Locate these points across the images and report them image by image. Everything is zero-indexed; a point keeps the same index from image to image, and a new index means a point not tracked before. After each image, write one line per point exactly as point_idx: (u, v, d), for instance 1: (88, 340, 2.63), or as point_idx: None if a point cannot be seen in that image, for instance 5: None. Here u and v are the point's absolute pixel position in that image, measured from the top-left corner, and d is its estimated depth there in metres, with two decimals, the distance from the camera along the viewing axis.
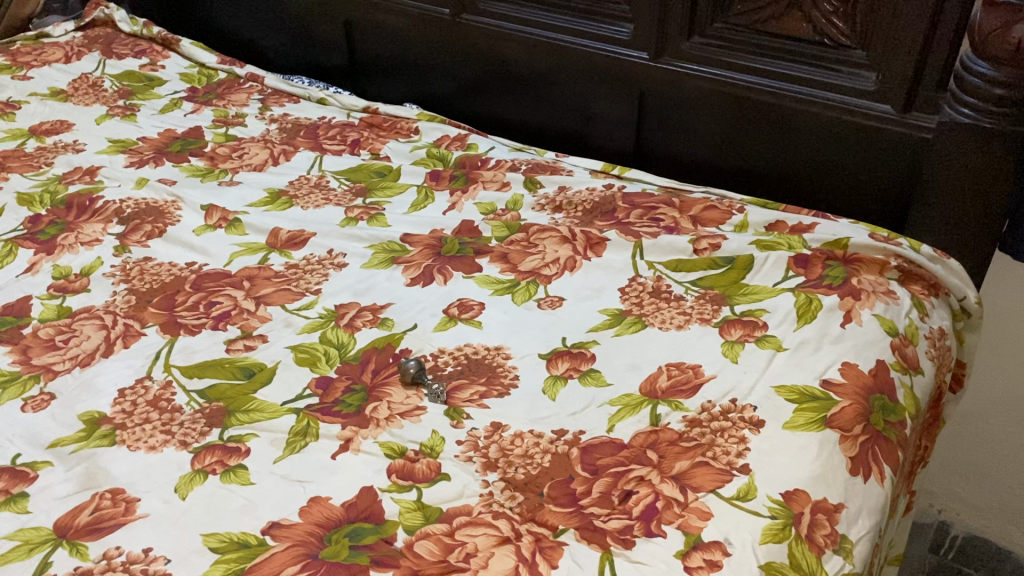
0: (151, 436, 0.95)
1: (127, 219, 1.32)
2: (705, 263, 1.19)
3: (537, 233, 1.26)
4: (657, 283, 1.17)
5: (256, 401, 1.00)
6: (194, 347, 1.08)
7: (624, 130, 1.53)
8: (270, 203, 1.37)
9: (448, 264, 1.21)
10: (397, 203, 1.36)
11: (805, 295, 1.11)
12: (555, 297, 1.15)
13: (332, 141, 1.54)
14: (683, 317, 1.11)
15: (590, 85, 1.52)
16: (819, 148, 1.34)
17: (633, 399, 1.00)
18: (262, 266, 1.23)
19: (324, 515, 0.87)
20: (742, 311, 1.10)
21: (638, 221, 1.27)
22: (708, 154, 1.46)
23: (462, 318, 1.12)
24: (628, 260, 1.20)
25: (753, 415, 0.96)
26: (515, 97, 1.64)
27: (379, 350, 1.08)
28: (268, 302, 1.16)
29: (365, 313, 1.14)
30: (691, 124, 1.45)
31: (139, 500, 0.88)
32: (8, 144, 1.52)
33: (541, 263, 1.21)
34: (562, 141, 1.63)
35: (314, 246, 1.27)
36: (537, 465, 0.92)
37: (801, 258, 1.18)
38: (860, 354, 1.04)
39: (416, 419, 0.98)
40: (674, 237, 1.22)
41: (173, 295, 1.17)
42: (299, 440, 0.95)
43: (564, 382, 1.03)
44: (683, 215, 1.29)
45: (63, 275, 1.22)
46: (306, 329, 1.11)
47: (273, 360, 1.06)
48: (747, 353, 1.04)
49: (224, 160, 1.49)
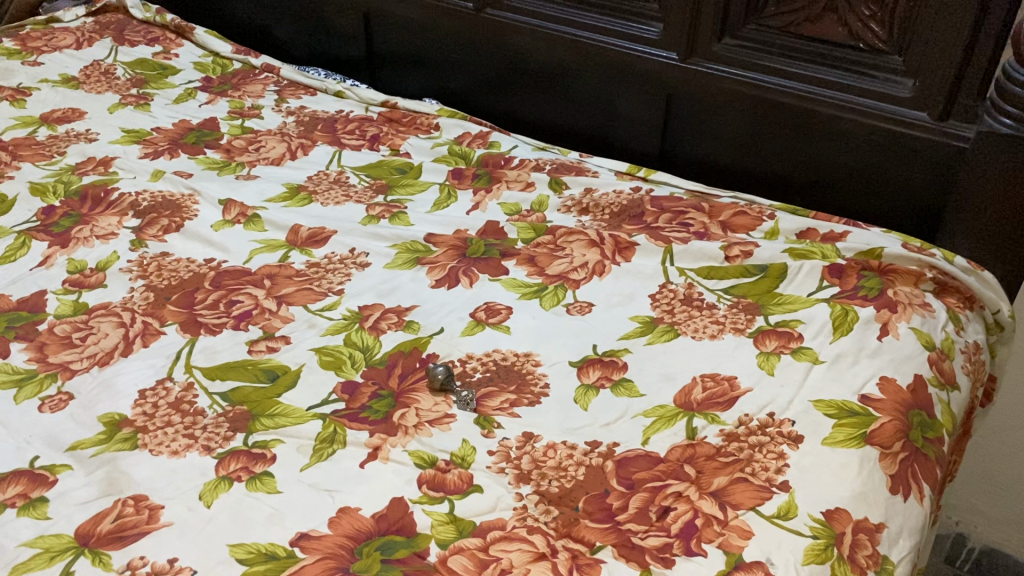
0: (174, 440, 0.93)
1: (144, 212, 1.29)
2: (737, 271, 1.16)
3: (564, 235, 1.23)
4: (689, 290, 1.14)
5: (281, 406, 0.97)
6: (216, 347, 1.05)
7: (648, 130, 1.51)
8: (289, 198, 1.34)
9: (474, 266, 1.19)
10: (419, 202, 1.33)
11: (840, 306, 1.09)
12: (585, 302, 1.13)
13: (351, 136, 1.51)
14: (716, 326, 1.08)
15: (616, 84, 1.50)
16: (851, 156, 1.31)
17: (668, 411, 0.97)
18: (283, 264, 1.20)
19: (354, 527, 0.84)
20: (777, 322, 1.08)
21: (667, 225, 1.24)
22: (735, 158, 1.43)
23: (490, 322, 1.09)
24: (657, 266, 1.18)
25: (791, 430, 0.94)
26: (537, 94, 1.61)
27: (406, 354, 1.05)
28: (290, 301, 1.13)
29: (390, 315, 1.11)
30: (719, 126, 1.43)
31: (162, 507, 0.85)
32: (20, 132, 1.49)
33: (569, 266, 1.18)
34: (585, 141, 1.60)
35: (336, 244, 1.24)
36: (571, 478, 0.90)
37: (835, 268, 1.15)
38: (899, 368, 1.02)
39: (445, 427, 0.95)
40: (705, 243, 1.20)
41: (192, 293, 1.14)
42: (326, 447, 0.93)
43: (596, 392, 1.00)
44: (713, 220, 1.26)
45: (79, 269, 1.19)
46: (330, 331, 1.09)
47: (297, 363, 1.03)
48: (784, 366, 1.02)
49: (240, 153, 1.46)
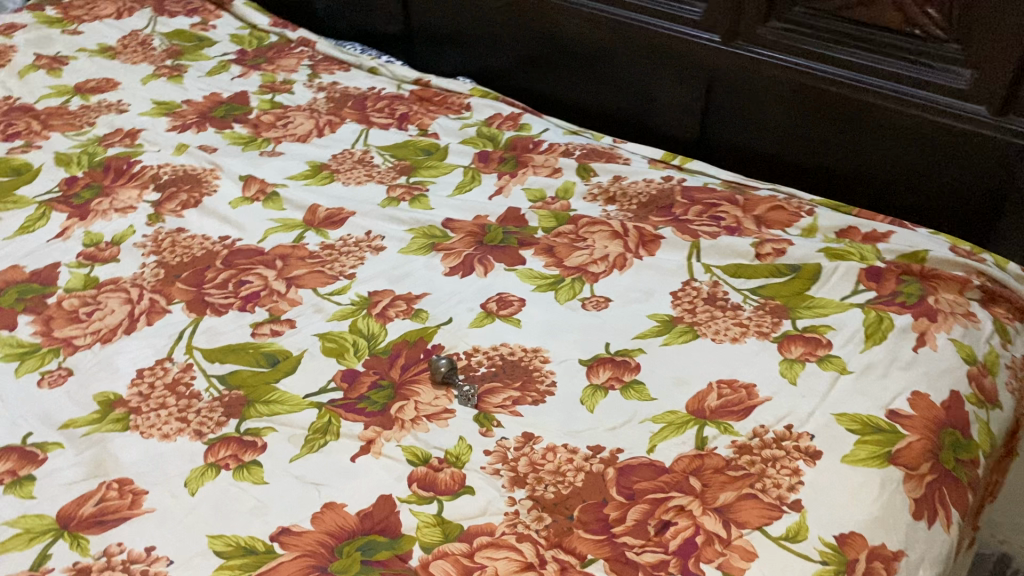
0: (166, 424, 0.91)
1: (164, 186, 1.27)
2: (767, 270, 1.09)
3: (587, 225, 1.18)
4: (713, 288, 1.08)
5: (277, 392, 0.95)
6: (219, 328, 1.03)
7: (688, 116, 1.44)
8: (310, 177, 1.31)
9: (490, 255, 1.15)
10: (441, 184, 1.29)
11: (875, 312, 1.02)
12: (602, 297, 1.08)
13: (380, 114, 1.47)
14: (739, 328, 1.02)
15: (656, 66, 1.43)
16: (900, 150, 1.23)
17: (678, 418, 0.92)
18: (297, 245, 1.17)
19: (337, 524, 0.81)
20: (805, 327, 1.01)
21: (697, 218, 1.18)
22: (778, 148, 1.36)
23: (501, 315, 1.06)
24: (682, 262, 1.12)
25: (809, 445, 0.88)
26: (575, 75, 1.55)
27: (411, 344, 1.01)
28: (299, 284, 1.11)
29: (399, 303, 1.08)
30: (762, 114, 1.35)
31: (146, 493, 0.84)
32: (53, 101, 1.49)
33: (588, 259, 1.13)
34: (623, 125, 1.54)
35: (352, 226, 1.21)
36: (568, 484, 0.86)
37: (873, 271, 1.08)
38: (933, 384, 0.94)
39: (443, 423, 0.92)
40: (734, 239, 1.13)
41: (203, 272, 1.12)
42: (318, 438, 0.90)
43: (604, 393, 0.95)
44: (747, 213, 1.19)
45: (95, 243, 1.18)
46: (337, 316, 1.05)
47: (299, 348, 1.00)
48: (808, 375, 0.96)
49: (267, 129, 1.44)
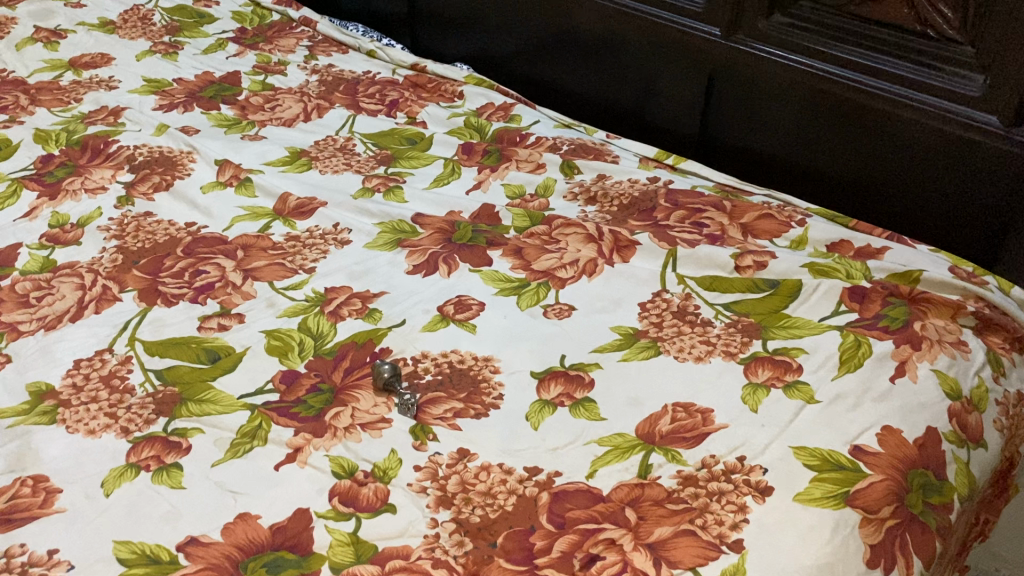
0: (93, 419, 0.89)
1: (138, 168, 1.25)
2: (744, 285, 1.02)
3: (561, 227, 1.12)
4: (684, 301, 1.01)
5: (212, 390, 0.92)
6: (166, 320, 1.00)
7: (691, 111, 1.36)
8: (288, 163, 1.28)
9: (456, 254, 1.10)
10: (419, 176, 1.24)
11: (854, 336, 0.95)
12: (565, 305, 1.02)
13: (370, 99, 1.43)
14: (704, 346, 0.95)
15: (659, 58, 1.36)
16: (909, 159, 1.14)
17: (625, 441, 0.86)
18: (261, 235, 1.14)
19: (246, 537, 0.78)
20: (776, 348, 0.94)
21: (678, 224, 1.11)
22: (783, 150, 1.28)
23: (457, 318, 1.01)
24: (655, 270, 1.05)
25: (760, 479, 0.81)
26: (578, 64, 1.48)
27: (358, 346, 0.97)
28: (256, 276, 1.07)
29: (354, 301, 1.04)
30: (766, 112, 1.27)
31: (60, 491, 0.82)
32: (45, 76, 1.48)
33: (557, 262, 1.07)
34: (624, 118, 1.46)
35: (321, 217, 1.17)
36: (497, 507, 0.80)
37: (858, 291, 1.00)
38: (907, 419, 0.87)
39: (376, 433, 0.87)
40: (714, 249, 1.06)
41: (161, 259, 1.10)
42: (245, 443, 0.86)
43: (552, 410, 0.90)
44: (733, 220, 1.12)
45: (60, 223, 1.16)
46: (288, 313, 1.02)
47: (243, 345, 0.97)
48: (771, 402, 0.89)
49: (254, 111, 1.40)
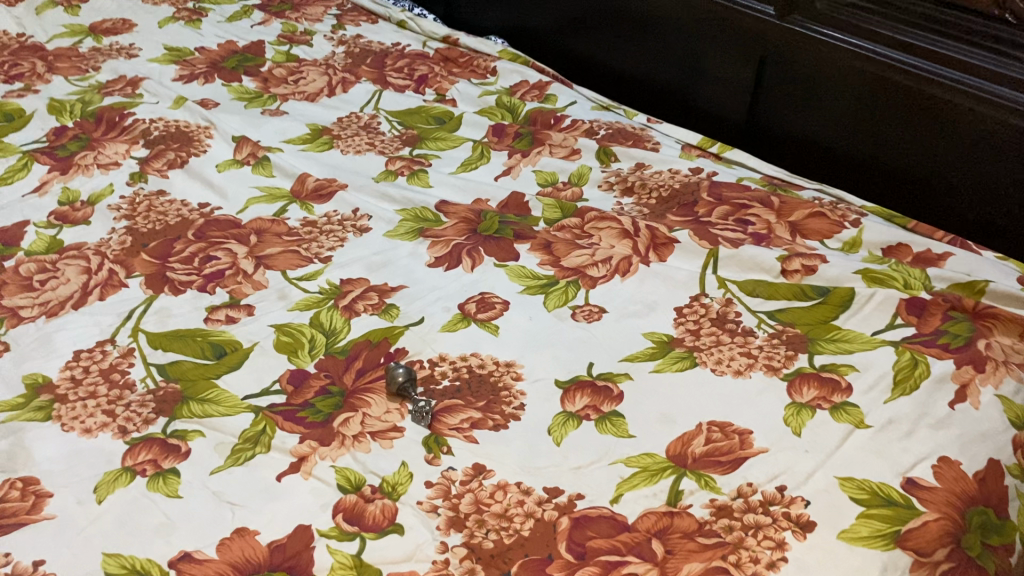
0: (90, 416, 0.84)
1: (153, 143, 1.20)
2: (791, 291, 0.94)
3: (594, 220, 1.05)
4: (724, 307, 0.93)
5: (216, 390, 0.86)
6: (172, 310, 0.95)
7: (738, 94, 1.27)
8: (309, 141, 1.21)
9: (482, 246, 1.03)
10: (446, 159, 1.17)
11: (910, 354, 0.86)
12: (595, 307, 0.95)
13: (398, 74, 1.36)
14: (745, 359, 0.88)
15: (707, 37, 1.27)
16: (974, 157, 1.04)
17: (655, 463, 0.79)
18: (277, 219, 1.08)
19: (242, 555, 0.72)
20: (823, 365, 0.87)
21: (721, 220, 1.03)
22: (836, 141, 1.18)
23: (478, 318, 0.94)
24: (694, 272, 0.97)
25: (801, 513, 0.74)
26: (620, 40, 1.39)
27: (372, 346, 0.91)
28: (269, 265, 1.01)
29: (371, 295, 0.98)
30: (820, 100, 1.17)
31: (50, 496, 0.77)
32: (64, 41, 1.43)
33: (588, 260, 1.00)
34: (666, 100, 1.37)
35: (340, 201, 1.10)
36: (512, 532, 0.74)
37: (916, 302, 0.92)
38: (966, 450, 0.79)
39: (386, 444, 0.82)
40: (759, 250, 0.98)
41: (171, 243, 1.04)
42: (247, 449, 0.81)
43: (576, 424, 0.83)
44: (780, 218, 1.03)
45: (70, 201, 1.11)
46: (300, 306, 0.96)
47: (250, 341, 0.92)
48: (815, 425, 0.81)
49: (277, 84, 1.34)
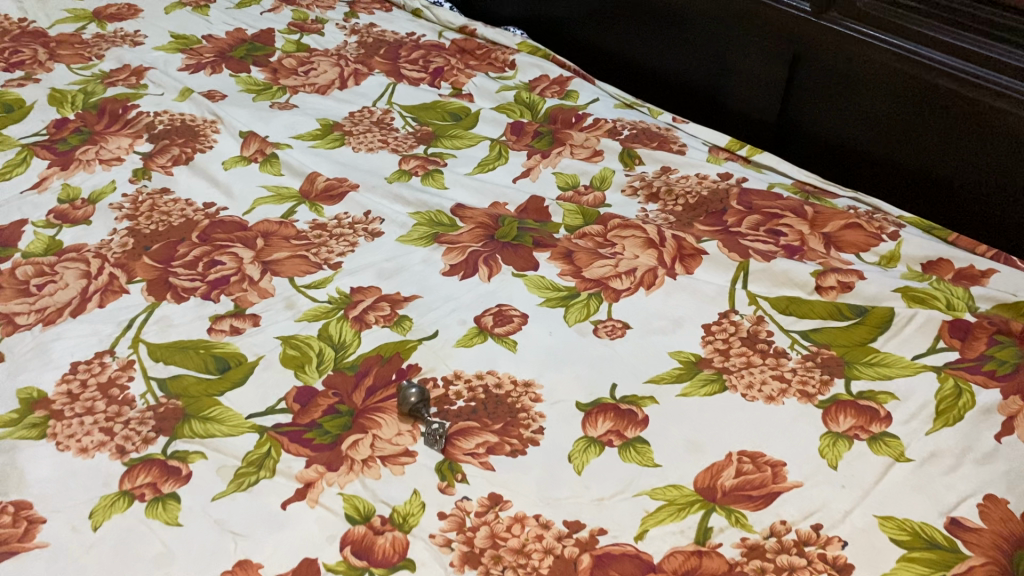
0: (87, 434, 0.80)
1: (157, 137, 1.15)
2: (826, 310, 0.89)
3: (617, 229, 1.00)
4: (755, 325, 0.88)
5: (219, 407, 0.82)
6: (175, 319, 0.91)
7: (770, 92, 1.21)
8: (319, 137, 1.16)
9: (499, 254, 0.98)
10: (462, 159, 1.12)
11: (953, 382, 0.81)
12: (619, 322, 0.90)
13: (412, 66, 1.30)
14: (778, 383, 0.83)
15: (736, 32, 1.21)
16: (1018, 165, 0.98)
17: (682, 496, 0.75)
18: (285, 221, 1.03)
19: None
20: (861, 391, 0.82)
21: (751, 231, 0.98)
22: (872, 144, 1.12)
23: (495, 333, 0.90)
24: (723, 286, 0.92)
25: (838, 555, 0.69)
26: (645, 33, 1.33)
27: (384, 361, 0.87)
28: (276, 271, 0.97)
29: (382, 306, 0.93)
30: (856, 101, 1.11)
31: (43, 522, 0.73)
32: (67, 27, 1.38)
33: (612, 271, 0.95)
34: (693, 95, 1.32)
35: (351, 203, 1.06)
36: (530, 570, 0.70)
37: (959, 325, 0.86)
38: (1015, 487, 0.73)
39: (398, 470, 0.77)
40: (793, 264, 0.93)
41: (175, 246, 1.00)
42: (250, 474, 0.77)
43: (598, 450, 0.79)
44: (814, 228, 0.98)
45: (70, 198, 1.06)
46: (308, 317, 0.92)
47: (256, 354, 0.87)
48: (853, 458, 0.76)
49: (287, 75, 1.29)
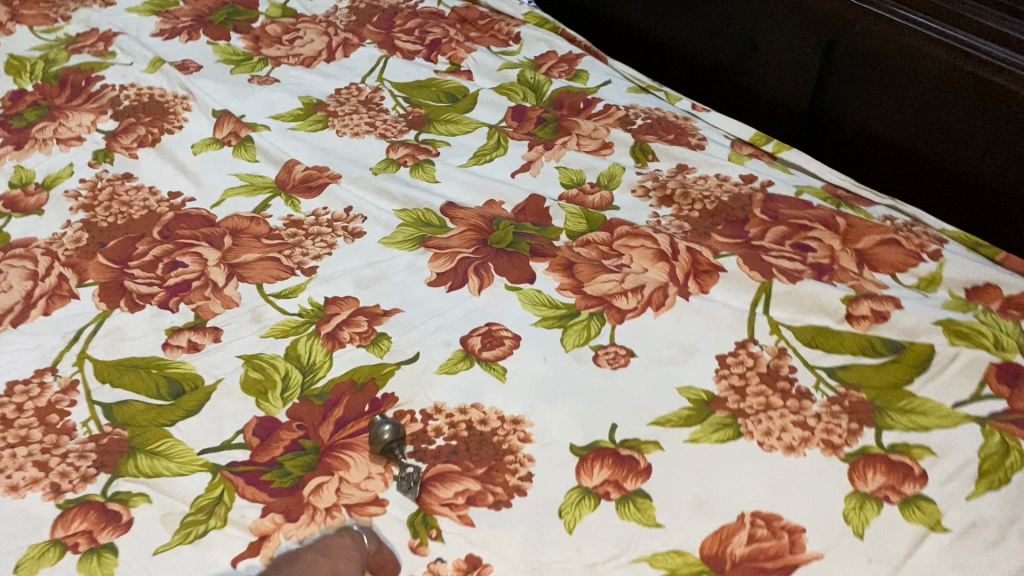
0: (19, 469, 0.71)
1: (122, 114, 1.05)
2: (857, 344, 0.79)
3: (625, 237, 0.89)
4: (776, 359, 0.78)
5: (169, 441, 0.73)
6: (127, 333, 0.81)
7: (802, 77, 1.09)
8: (301, 118, 1.05)
9: (492, 262, 0.88)
10: (457, 148, 1.01)
11: (1000, 436, 0.71)
12: (622, 349, 0.80)
13: (407, 37, 1.19)
14: (800, 430, 0.73)
15: (767, 8, 1.08)
16: None
17: (685, 565, 0.65)
18: (257, 217, 0.93)
19: None
20: (893, 444, 0.72)
21: (775, 246, 0.87)
22: (911, 143, 1.00)
23: (483, 358, 0.80)
24: (742, 310, 0.82)
25: None
26: (667, 4, 1.21)
27: (356, 389, 0.78)
28: (243, 276, 0.87)
29: (359, 321, 0.83)
30: (896, 93, 0.99)
31: None
32: None
33: (617, 287, 0.85)
34: (717, 75, 1.19)
35: (331, 196, 0.95)
36: None
37: (1009, 368, 0.76)
38: None
39: (364, 523, 0.68)
40: (821, 289, 0.83)
41: (133, 243, 0.90)
42: (199, 523, 0.68)
43: (593, 504, 0.69)
44: (846, 244, 0.87)
45: (23, 183, 0.97)
46: (276, 332, 0.82)
47: (214, 377, 0.78)
48: (883, 526, 0.67)
49: (269, 44, 1.17)
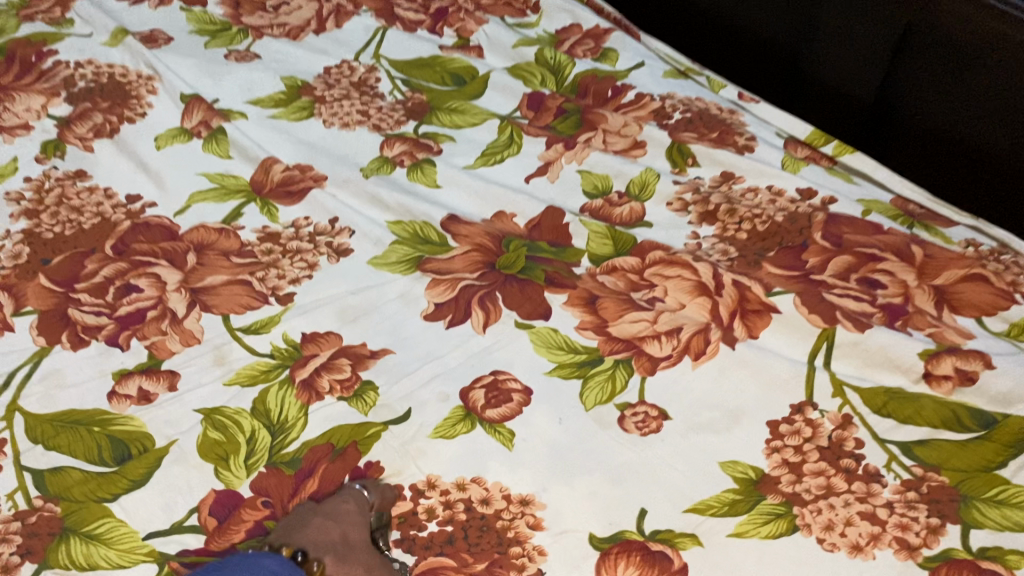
0: None
1: (76, 98, 0.91)
2: (937, 413, 0.65)
3: (658, 264, 0.75)
4: (840, 430, 0.65)
5: (109, 522, 0.61)
6: (68, 377, 0.69)
7: (868, 63, 0.93)
8: (283, 104, 0.91)
9: (500, 291, 0.74)
10: (463, 145, 0.87)
11: None
12: (653, 409, 0.67)
13: (409, 3, 1.03)
14: (870, 525, 0.60)
15: None
16: None
17: None
18: (227, 228, 0.80)
19: None
20: (985, 547, 0.58)
21: (837, 281, 0.73)
22: (999, 144, 0.85)
23: (488, 418, 0.67)
24: (798, 365, 0.68)
25: None
26: None
27: (335, 456, 0.65)
28: (207, 305, 0.74)
29: (341, 365, 0.70)
30: (980, 90, 0.84)
31: None
32: None
33: (648, 329, 0.71)
34: (767, 53, 1.04)
35: (315, 204, 0.81)
36: None
37: None
38: None
39: None
40: (894, 340, 0.69)
41: (81, 259, 0.77)
42: None
43: None
44: (923, 279, 0.73)
45: None
46: (242, 379, 0.69)
47: (168, 438, 0.66)
48: None
49: (251, 10, 1.02)
